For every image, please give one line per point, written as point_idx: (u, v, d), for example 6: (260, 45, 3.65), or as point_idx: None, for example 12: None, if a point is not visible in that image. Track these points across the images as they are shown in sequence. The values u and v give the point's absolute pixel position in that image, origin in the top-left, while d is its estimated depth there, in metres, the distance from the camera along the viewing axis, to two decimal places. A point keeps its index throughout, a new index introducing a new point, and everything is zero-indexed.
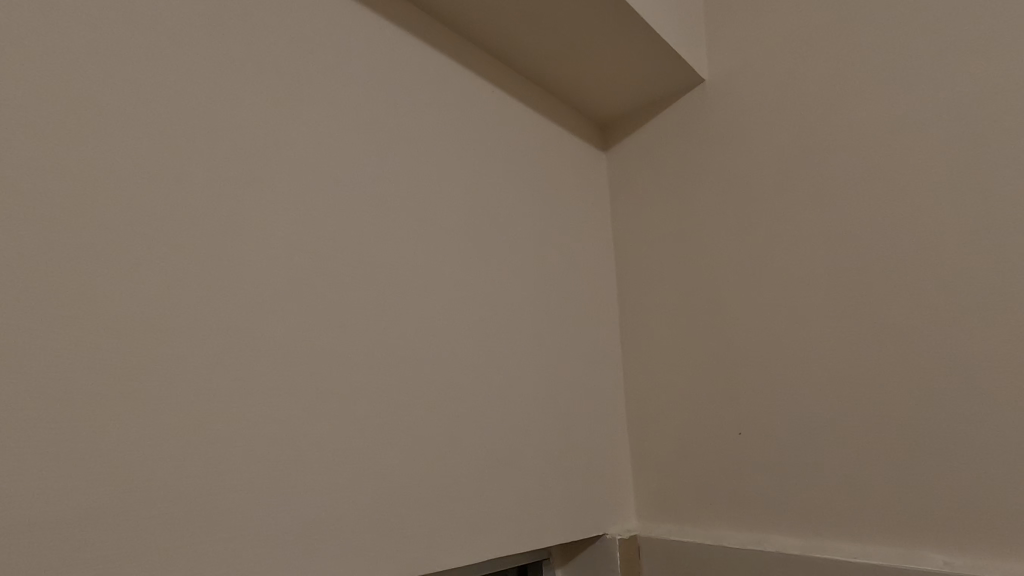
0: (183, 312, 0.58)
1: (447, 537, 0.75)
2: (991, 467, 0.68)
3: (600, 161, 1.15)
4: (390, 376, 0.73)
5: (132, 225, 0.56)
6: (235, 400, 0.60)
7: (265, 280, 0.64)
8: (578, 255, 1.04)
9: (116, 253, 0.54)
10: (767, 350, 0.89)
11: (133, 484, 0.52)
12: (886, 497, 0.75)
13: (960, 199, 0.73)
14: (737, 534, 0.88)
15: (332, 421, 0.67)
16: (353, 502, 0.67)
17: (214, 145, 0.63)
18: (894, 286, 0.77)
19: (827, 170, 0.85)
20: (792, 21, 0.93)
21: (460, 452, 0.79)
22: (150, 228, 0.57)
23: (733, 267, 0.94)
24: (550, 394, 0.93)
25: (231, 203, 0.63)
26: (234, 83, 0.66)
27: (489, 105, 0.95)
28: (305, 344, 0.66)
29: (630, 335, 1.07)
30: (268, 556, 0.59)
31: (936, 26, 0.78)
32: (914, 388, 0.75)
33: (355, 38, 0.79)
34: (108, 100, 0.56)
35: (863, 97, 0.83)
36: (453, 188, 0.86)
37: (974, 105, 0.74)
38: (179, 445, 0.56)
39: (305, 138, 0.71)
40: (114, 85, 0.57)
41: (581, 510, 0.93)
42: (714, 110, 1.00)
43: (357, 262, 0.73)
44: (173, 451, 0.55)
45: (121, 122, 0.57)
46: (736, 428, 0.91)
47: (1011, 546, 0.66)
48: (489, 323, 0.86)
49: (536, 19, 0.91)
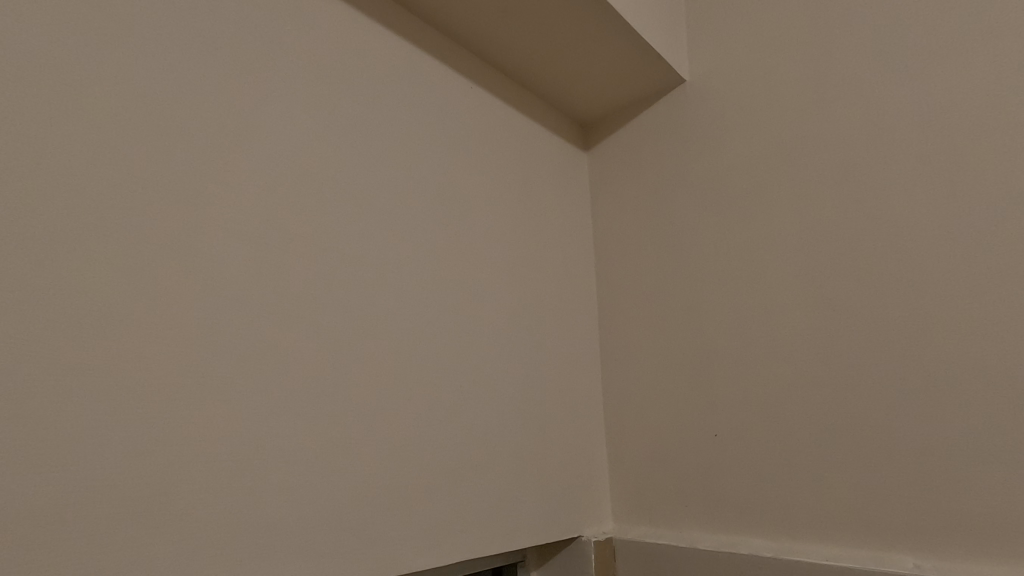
0: (165, 312, 0.57)
1: (419, 539, 0.74)
2: (959, 470, 0.69)
3: (581, 161, 1.15)
4: (362, 375, 0.72)
5: (81, 217, 0.53)
6: (195, 401, 0.58)
7: (229, 276, 0.62)
8: (557, 256, 1.04)
9: (61, 247, 0.51)
10: (743, 351, 0.89)
11: (76, 489, 0.50)
12: (857, 500, 0.76)
13: (926, 205, 0.75)
14: (711, 536, 0.88)
15: (297, 422, 0.65)
16: (318, 505, 0.65)
17: (195, 142, 0.62)
18: (868, 290, 0.78)
19: (802, 175, 0.86)
20: (772, 24, 0.93)
21: (432, 453, 0.77)
22: (100, 219, 0.54)
23: (709, 269, 0.94)
24: (526, 395, 0.92)
25: (193, 196, 0.60)
26: (200, 70, 0.63)
27: (468, 102, 0.94)
28: (272, 344, 0.64)
29: (610, 335, 1.07)
30: (249, 560, 0.59)
31: (913, 31, 0.79)
32: (884, 388, 0.75)
33: (328, 29, 0.76)
34: (59, 82, 0.53)
35: (836, 102, 0.84)
36: (433, 186, 0.85)
37: (944, 112, 0.75)
38: (129, 449, 0.53)
39: (275, 131, 0.69)
40: (66, 68, 0.54)
41: (555, 513, 0.92)
42: (695, 112, 1.00)
43: (328, 258, 0.71)
44: (121, 454, 0.53)
45: (75, 108, 0.54)
46: (712, 430, 0.91)
47: (977, 548, 0.67)
48: (466, 322, 0.85)
49: (515, 17, 0.90)
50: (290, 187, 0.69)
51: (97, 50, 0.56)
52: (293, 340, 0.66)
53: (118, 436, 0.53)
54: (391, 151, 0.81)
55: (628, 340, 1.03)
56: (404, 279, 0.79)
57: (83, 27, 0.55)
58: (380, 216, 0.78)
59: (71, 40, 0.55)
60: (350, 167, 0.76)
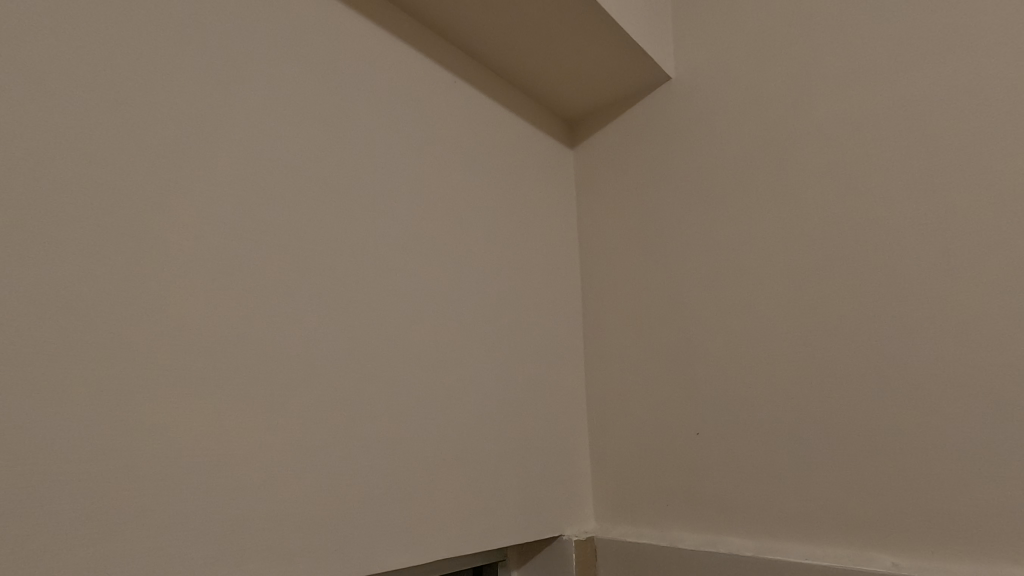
0: (136, 302, 0.55)
1: (396, 538, 0.72)
2: (937, 468, 0.69)
3: (567, 159, 1.14)
4: (340, 369, 0.70)
5: (41, 203, 0.51)
6: (162, 396, 0.56)
7: (200, 267, 0.60)
8: (541, 253, 1.03)
9: (18, 235, 0.49)
10: (726, 349, 0.89)
11: (33, 486, 0.48)
12: (837, 499, 0.76)
13: (907, 202, 0.75)
14: (692, 535, 0.87)
15: (271, 417, 0.63)
16: (293, 502, 0.64)
17: (170, 129, 0.60)
18: (848, 288, 0.78)
19: (785, 172, 0.86)
20: (756, 22, 0.93)
21: (411, 451, 0.76)
22: (63, 206, 0.52)
23: (692, 267, 0.94)
24: (508, 393, 0.91)
25: (163, 184, 0.59)
26: (171, 56, 0.61)
27: (453, 96, 0.93)
28: (245, 337, 0.62)
29: (593, 332, 1.06)
30: (221, 557, 0.57)
31: (894, 29, 0.79)
32: (864, 387, 0.75)
33: (308, 18, 0.75)
34: (19, 64, 0.51)
35: (820, 99, 0.84)
36: (415, 178, 0.84)
37: (924, 109, 0.75)
38: (92, 445, 0.51)
39: (251, 121, 0.67)
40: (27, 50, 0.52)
41: (536, 512, 0.91)
42: (681, 110, 1.00)
43: (305, 251, 0.69)
44: (81, 451, 0.50)
45: (35, 90, 0.52)
46: (694, 428, 0.90)
47: (954, 546, 0.67)
48: (447, 316, 0.84)
49: (500, 11, 0.89)
50: (267, 177, 0.67)
51: (62, 32, 0.54)
52: (267, 334, 0.64)
53: (79, 431, 0.51)
54: (373, 143, 0.80)
55: (612, 338, 1.03)
56: (384, 273, 0.77)
57: (48, 9, 0.53)
58: (360, 208, 0.76)
59: (34, 21, 0.52)
60: (331, 157, 0.74)
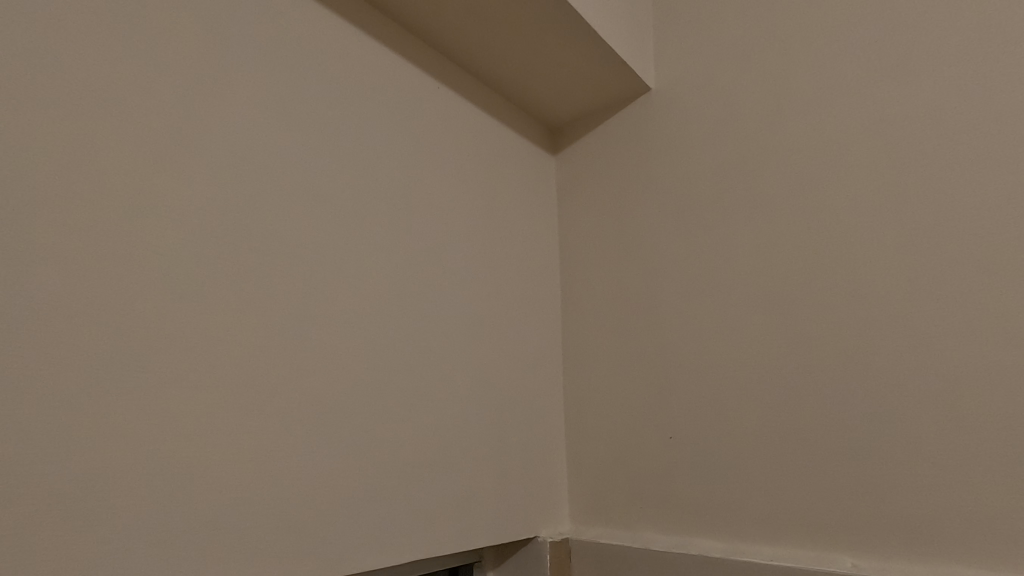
0: (115, 303, 0.56)
1: (371, 539, 0.73)
2: (896, 472, 0.72)
3: (548, 164, 1.15)
4: (317, 370, 0.71)
5: (17, 203, 0.51)
6: (134, 397, 0.56)
7: (176, 268, 0.60)
8: (522, 258, 1.04)
9: None
10: (699, 354, 0.90)
11: (8, 484, 0.48)
12: (802, 502, 0.78)
13: (872, 214, 0.77)
14: (664, 537, 0.89)
15: (245, 419, 0.63)
16: (268, 504, 0.64)
17: (152, 130, 0.60)
18: (816, 296, 0.80)
19: (758, 182, 0.89)
20: (733, 34, 0.96)
21: (388, 452, 0.77)
22: (35, 205, 0.52)
23: (668, 273, 0.96)
24: (486, 396, 0.92)
25: (143, 185, 0.59)
26: (148, 57, 0.61)
27: (435, 102, 0.94)
28: (222, 338, 0.63)
29: (571, 336, 1.08)
30: (196, 556, 0.58)
31: (864, 45, 0.82)
32: (829, 393, 0.78)
33: (290, 21, 0.75)
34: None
35: (792, 112, 0.87)
36: (396, 181, 0.85)
37: (890, 123, 0.78)
38: (62, 446, 0.51)
39: (231, 123, 0.67)
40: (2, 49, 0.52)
41: (511, 513, 0.92)
42: (660, 120, 1.02)
43: (284, 254, 0.70)
44: (51, 453, 0.50)
45: (11, 91, 0.52)
46: (668, 432, 0.92)
47: (910, 548, 0.70)
48: (425, 318, 0.85)
49: (482, 20, 0.90)
50: (248, 179, 0.68)
51: (35, 35, 0.54)
52: (244, 337, 0.64)
53: (48, 432, 0.50)
54: (355, 146, 0.80)
55: (591, 343, 1.04)
56: (363, 276, 0.78)
57: (25, 8, 0.53)
58: (341, 211, 0.77)
59: (15, 21, 0.53)
60: (313, 159, 0.75)
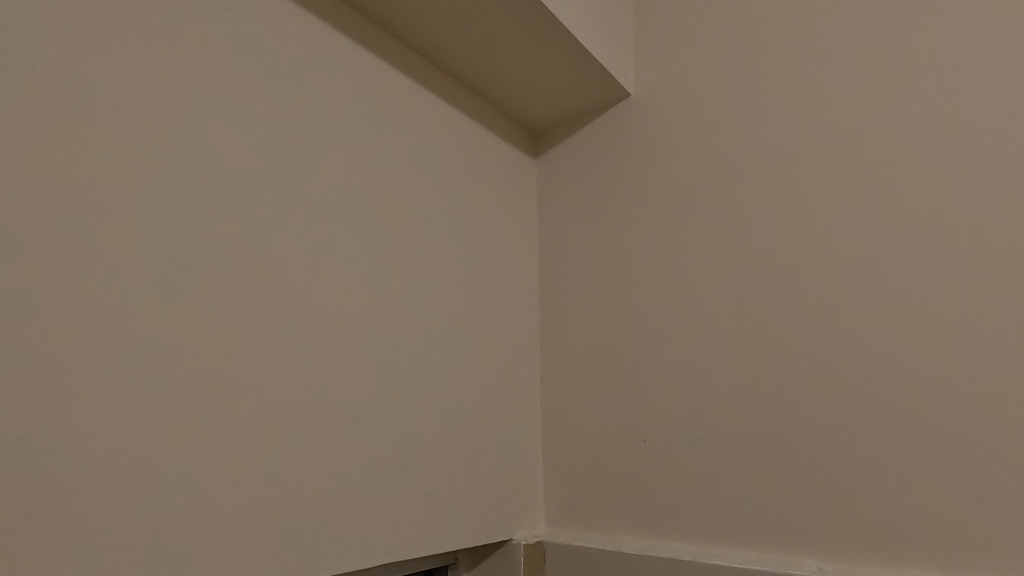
0: (83, 304, 0.54)
1: (344, 542, 0.73)
2: (860, 477, 0.73)
3: (529, 167, 1.16)
4: (291, 373, 0.70)
5: None
6: (99, 401, 0.55)
7: (145, 268, 0.59)
8: (501, 261, 1.04)
9: None
10: (674, 359, 0.91)
11: None
12: (771, 506, 0.79)
13: (842, 224, 0.79)
14: (637, 540, 0.90)
15: (217, 422, 0.63)
16: (239, 508, 0.63)
17: (124, 128, 0.59)
18: (788, 303, 0.82)
19: (734, 190, 0.90)
20: (711, 43, 0.97)
21: (362, 456, 0.76)
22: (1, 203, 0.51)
23: (645, 278, 0.97)
24: (463, 399, 0.92)
25: (114, 185, 0.58)
26: (121, 54, 0.60)
27: (415, 104, 0.94)
28: (194, 341, 0.62)
29: (548, 339, 1.08)
30: (164, 560, 0.57)
31: (837, 57, 0.83)
32: (799, 398, 0.79)
33: (266, 20, 0.74)
34: None
35: (768, 121, 0.88)
36: (374, 182, 0.85)
37: (861, 134, 0.79)
38: (27, 450, 0.50)
39: (206, 123, 0.66)
40: None
41: (486, 516, 0.92)
42: (640, 125, 1.03)
43: (258, 256, 0.69)
44: (12, 458, 0.49)
45: None
46: (642, 436, 0.93)
47: (872, 551, 0.71)
48: (402, 320, 0.85)
49: (463, 23, 0.90)
50: (223, 180, 0.67)
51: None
52: (216, 339, 0.64)
53: (11, 434, 0.49)
54: (333, 147, 0.80)
55: (569, 346, 1.05)
56: (340, 278, 0.78)
57: None
58: (318, 213, 0.76)
59: None
60: (290, 160, 0.74)
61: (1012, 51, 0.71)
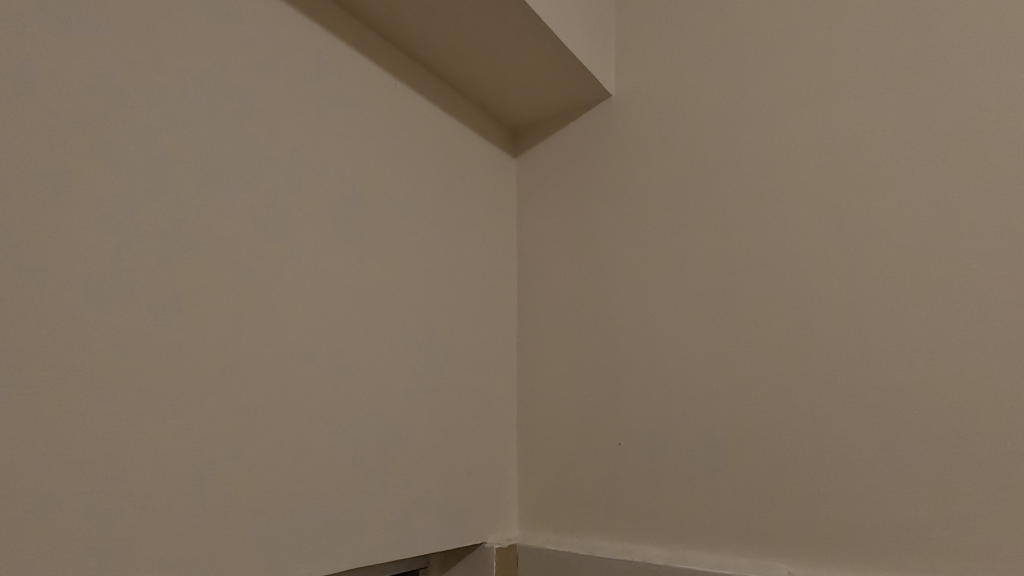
0: (37, 295, 0.51)
1: (312, 546, 0.70)
2: (830, 480, 0.74)
3: (509, 167, 1.14)
4: (260, 372, 0.68)
5: None
6: (53, 398, 0.52)
7: (102, 259, 0.56)
8: (478, 260, 1.03)
9: None
10: (651, 362, 0.91)
11: None
12: (744, 509, 0.79)
13: (818, 228, 0.79)
14: (610, 543, 0.89)
15: (180, 423, 0.60)
16: (200, 511, 0.60)
17: (87, 112, 0.56)
18: (764, 307, 0.82)
19: (712, 193, 0.90)
20: (691, 45, 0.97)
21: (333, 458, 0.74)
22: None
23: (622, 280, 0.96)
24: (437, 400, 0.90)
25: (75, 170, 0.55)
26: (85, 34, 0.57)
27: (393, 99, 0.92)
28: (158, 337, 0.59)
29: (525, 340, 1.07)
30: (121, 566, 0.54)
31: (815, 63, 0.84)
32: (772, 401, 0.79)
33: (239, 7, 0.72)
34: None
35: (745, 125, 0.88)
36: (349, 177, 0.83)
37: (837, 139, 0.80)
38: None
39: (175, 111, 0.64)
40: None
41: (460, 519, 0.91)
42: (620, 126, 1.02)
43: (226, 249, 0.66)
44: None
45: None
46: (617, 438, 0.92)
47: (841, 555, 0.72)
48: (376, 320, 0.83)
49: (443, 18, 0.88)
50: (192, 169, 0.64)
51: None
52: (179, 336, 0.61)
53: None
54: (308, 141, 0.78)
55: (545, 348, 1.04)
56: (312, 275, 0.75)
57: None
58: (292, 207, 0.74)
59: None
60: (260, 151, 0.71)
61: (983, 61, 0.72)
